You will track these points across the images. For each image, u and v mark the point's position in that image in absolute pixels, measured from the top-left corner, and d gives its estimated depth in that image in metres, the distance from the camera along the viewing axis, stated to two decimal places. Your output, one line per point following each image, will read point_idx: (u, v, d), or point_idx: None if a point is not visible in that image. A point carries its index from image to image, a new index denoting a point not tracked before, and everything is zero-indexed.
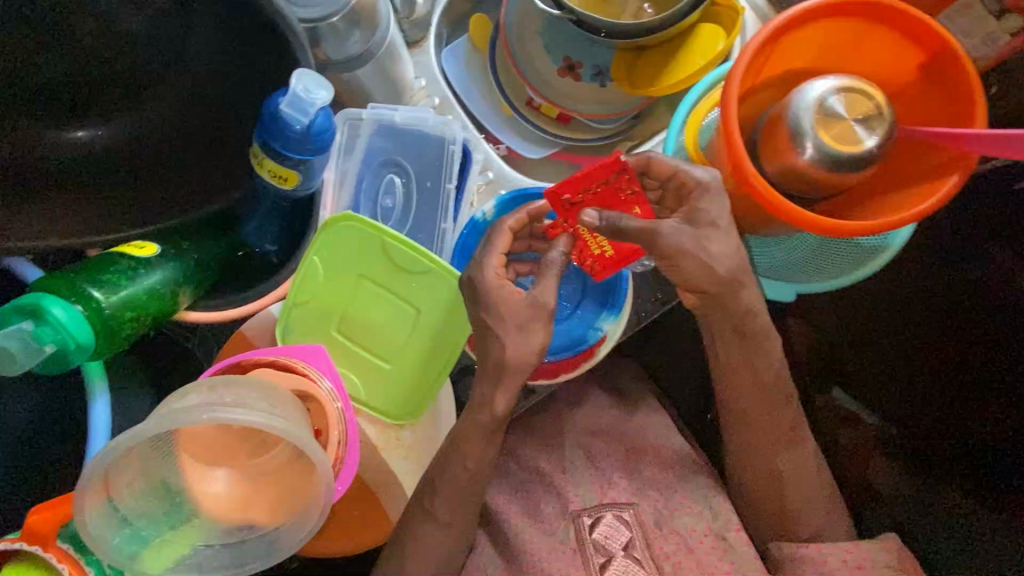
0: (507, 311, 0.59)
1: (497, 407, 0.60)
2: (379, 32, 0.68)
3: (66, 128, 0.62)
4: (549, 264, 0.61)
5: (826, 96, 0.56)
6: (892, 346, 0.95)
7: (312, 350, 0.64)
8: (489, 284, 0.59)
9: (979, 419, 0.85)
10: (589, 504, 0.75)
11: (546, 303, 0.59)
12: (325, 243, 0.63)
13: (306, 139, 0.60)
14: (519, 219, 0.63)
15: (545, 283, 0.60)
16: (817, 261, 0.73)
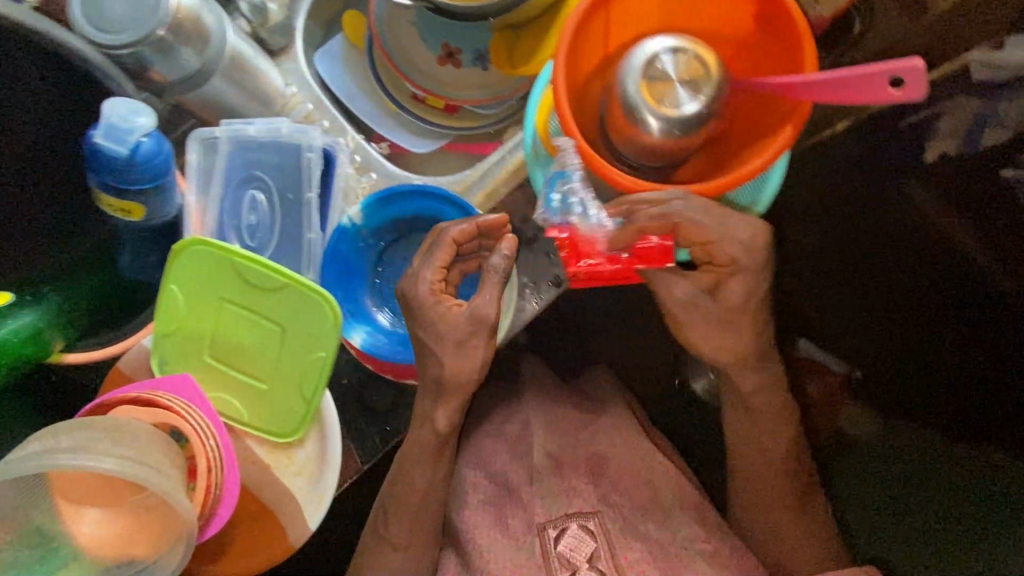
0: (442, 326, 0.65)
1: (440, 420, 0.70)
2: (212, 46, 0.65)
3: None
4: (490, 272, 0.64)
5: (651, 59, 0.54)
6: (852, 293, 0.96)
7: (181, 380, 0.63)
8: (423, 298, 0.65)
9: (934, 366, 0.89)
10: (554, 514, 0.77)
11: (483, 317, 0.64)
12: (180, 271, 0.62)
13: (132, 167, 0.58)
14: (461, 230, 0.65)
15: (485, 296, 0.64)
16: None
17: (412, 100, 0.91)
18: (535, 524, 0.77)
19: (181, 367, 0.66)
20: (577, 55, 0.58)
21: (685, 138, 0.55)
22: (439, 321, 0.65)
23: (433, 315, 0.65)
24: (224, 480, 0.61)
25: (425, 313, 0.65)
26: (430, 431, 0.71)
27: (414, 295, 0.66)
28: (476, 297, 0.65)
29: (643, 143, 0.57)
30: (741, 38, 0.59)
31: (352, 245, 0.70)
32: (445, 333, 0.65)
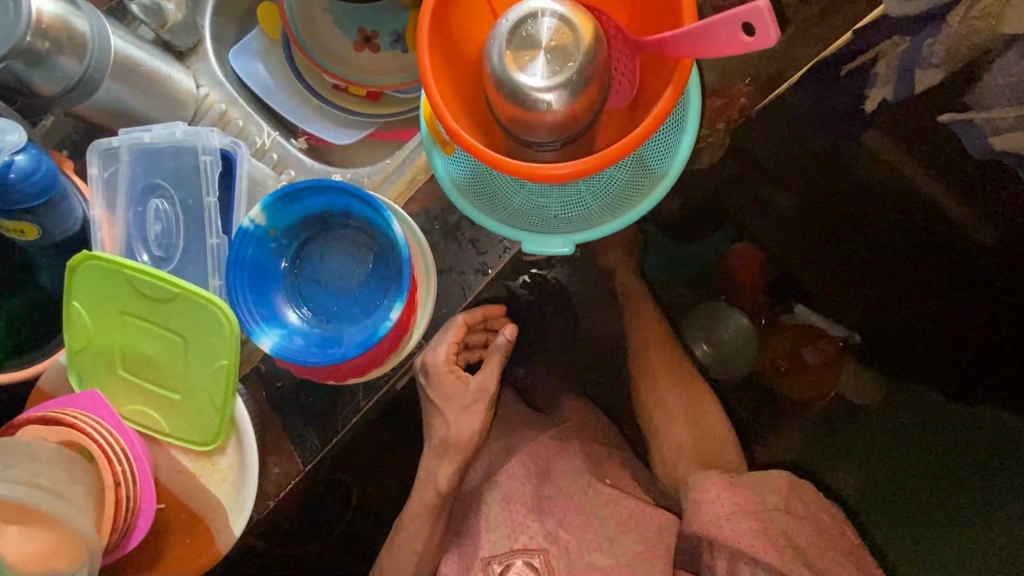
0: (450, 391, 0.81)
1: (440, 481, 0.81)
2: (90, 49, 0.64)
3: None
4: (496, 351, 0.82)
5: (517, 27, 0.50)
6: (855, 259, 0.99)
7: (89, 397, 0.62)
8: (437, 366, 0.80)
9: (952, 316, 0.94)
10: (499, 550, 0.77)
11: (486, 389, 0.82)
12: (77, 287, 0.62)
13: (11, 185, 0.57)
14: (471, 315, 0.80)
15: (488, 370, 0.83)
16: (608, 198, 0.66)
17: (335, 91, 0.88)
18: (482, 560, 0.77)
19: (94, 382, 0.66)
20: (448, 32, 0.55)
21: (564, 109, 0.51)
22: (448, 388, 0.81)
23: (444, 382, 0.80)
24: (138, 490, 0.62)
25: (439, 379, 0.80)
26: (434, 493, 0.81)
27: (430, 362, 0.81)
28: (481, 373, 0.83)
29: (522, 119, 0.53)
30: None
31: (258, 245, 0.68)
32: (454, 398, 0.81)
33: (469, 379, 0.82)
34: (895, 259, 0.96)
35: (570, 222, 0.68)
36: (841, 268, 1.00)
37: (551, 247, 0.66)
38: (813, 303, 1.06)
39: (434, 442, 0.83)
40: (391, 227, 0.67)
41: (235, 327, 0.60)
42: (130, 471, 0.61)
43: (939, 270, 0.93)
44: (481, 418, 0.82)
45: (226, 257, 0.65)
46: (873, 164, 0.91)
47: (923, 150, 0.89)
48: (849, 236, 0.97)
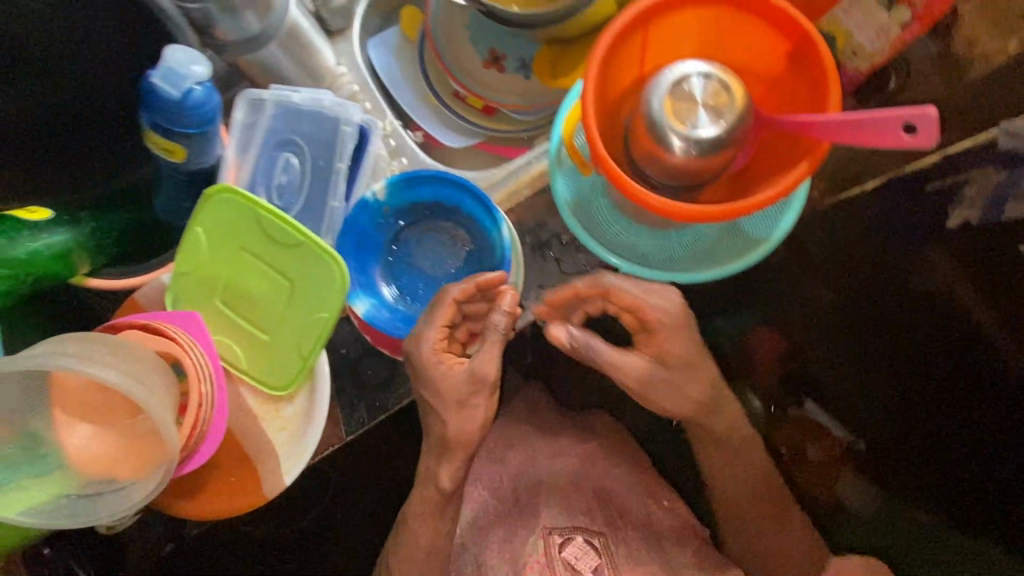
0: (446, 382, 0.70)
1: (441, 478, 0.76)
2: (275, 12, 0.70)
3: None
4: (493, 330, 0.69)
5: (677, 83, 0.56)
6: (886, 367, 0.97)
7: (188, 317, 0.66)
8: (431, 360, 0.69)
9: (979, 460, 0.90)
10: (561, 524, 0.84)
11: (482, 377, 0.69)
12: (207, 213, 0.65)
13: (183, 112, 0.61)
14: (463, 290, 0.70)
15: (486, 357, 0.69)
16: (701, 248, 0.72)
17: (454, 98, 0.95)
18: (543, 528, 0.83)
19: (191, 304, 0.69)
20: (610, 71, 0.61)
21: (702, 160, 0.57)
22: (444, 380, 0.70)
23: (438, 373, 0.70)
24: (212, 417, 0.63)
25: (426, 370, 0.70)
26: (435, 488, 0.77)
27: (419, 354, 0.70)
28: (476, 357, 0.69)
29: (661, 159, 0.58)
30: (771, 76, 0.62)
31: (372, 217, 0.73)
32: (450, 391, 0.70)
33: (463, 365, 0.71)
34: (930, 381, 0.92)
35: (658, 261, 0.73)
36: (870, 378, 0.99)
37: (647, 281, 0.73)
38: (822, 402, 1.04)
39: (433, 440, 0.76)
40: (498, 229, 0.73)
41: (346, 285, 0.64)
42: (212, 396, 0.62)
43: (976, 409, 0.89)
44: (485, 407, 0.71)
45: (346, 222, 0.71)
46: (930, 283, 0.90)
47: (1004, 272, 0.83)
48: (886, 342, 0.96)
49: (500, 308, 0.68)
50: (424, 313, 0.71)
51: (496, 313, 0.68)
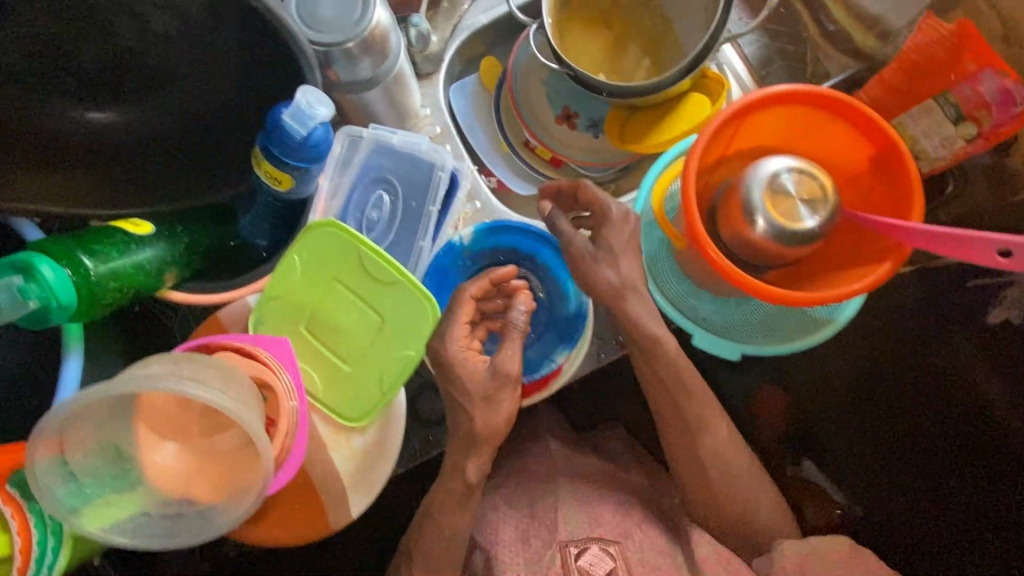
0: (471, 381, 0.64)
1: (467, 473, 0.67)
2: (389, 61, 0.72)
3: (87, 111, 0.67)
4: (511, 327, 0.65)
5: (776, 175, 0.60)
6: (884, 433, 1.03)
7: (278, 342, 0.67)
8: (454, 358, 0.65)
9: (955, 523, 1.00)
10: (577, 535, 0.77)
11: (506, 371, 0.64)
12: (307, 243, 0.68)
13: (303, 148, 0.64)
14: (480, 287, 0.68)
15: (508, 351, 0.65)
16: (768, 322, 0.76)
17: (525, 147, 0.99)
18: (558, 541, 0.76)
19: (277, 329, 0.70)
20: (706, 153, 0.65)
21: (793, 248, 0.61)
22: (468, 378, 0.64)
23: (463, 371, 0.65)
24: (293, 445, 0.64)
25: (450, 366, 0.65)
26: (461, 484, 0.69)
27: (444, 353, 0.66)
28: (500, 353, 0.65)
29: (753, 243, 0.63)
30: (853, 175, 0.67)
31: (453, 260, 0.77)
32: (473, 389, 0.64)
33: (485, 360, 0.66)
34: (925, 450, 1.01)
35: (723, 328, 0.77)
36: (870, 443, 1.04)
37: (715, 348, 0.77)
38: (821, 464, 1.06)
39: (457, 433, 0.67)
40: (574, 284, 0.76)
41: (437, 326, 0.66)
42: (298, 425, 0.64)
43: (958, 476, 1.00)
44: (511, 404, 0.65)
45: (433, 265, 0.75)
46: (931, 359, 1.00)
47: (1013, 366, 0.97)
48: (886, 410, 1.03)
49: (517, 305, 0.66)
50: (444, 315, 0.68)
51: (513, 310, 0.66)
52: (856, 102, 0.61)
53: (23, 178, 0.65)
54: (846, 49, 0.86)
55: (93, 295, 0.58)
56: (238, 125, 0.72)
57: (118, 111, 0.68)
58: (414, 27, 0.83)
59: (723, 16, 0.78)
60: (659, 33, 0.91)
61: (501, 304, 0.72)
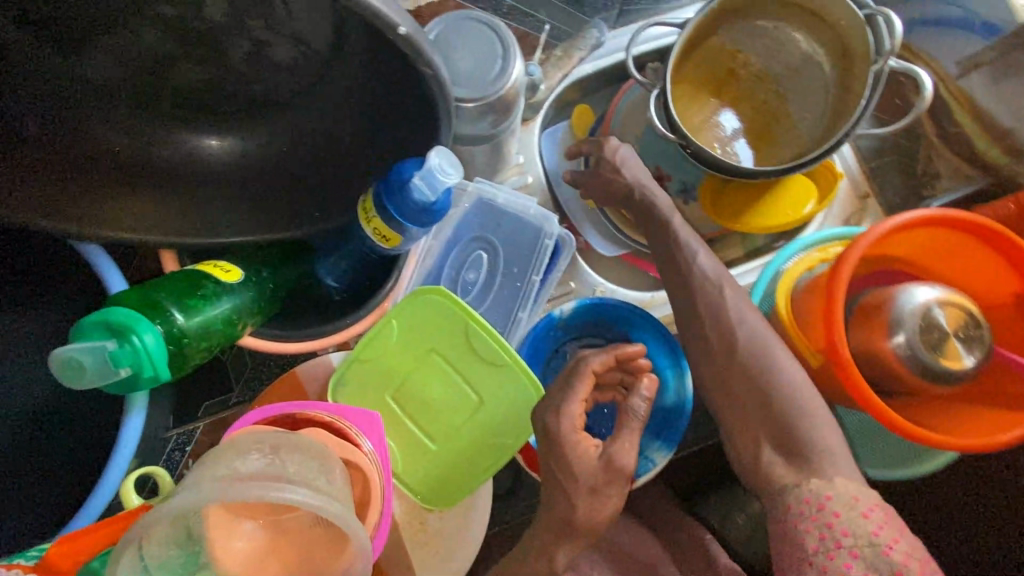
0: (580, 466, 0.58)
1: (557, 561, 0.59)
2: (508, 119, 0.66)
3: (202, 136, 0.63)
4: (630, 416, 0.61)
5: (931, 305, 0.57)
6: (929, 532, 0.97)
7: (366, 415, 0.61)
8: (567, 440, 0.58)
9: None
10: None
11: (622, 465, 0.58)
12: (411, 310, 0.62)
13: (425, 212, 0.59)
14: (605, 362, 0.62)
15: (625, 442, 0.59)
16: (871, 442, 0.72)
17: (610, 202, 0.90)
18: None
19: (362, 396, 0.64)
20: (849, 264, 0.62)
21: (937, 383, 0.57)
22: (578, 463, 0.58)
23: (572, 454, 0.58)
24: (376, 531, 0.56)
25: (564, 448, 0.58)
26: (546, 568, 0.60)
27: (556, 432, 0.58)
28: (615, 444, 0.59)
29: (894, 373, 0.59)
30: (990, 304, 0.64)
31: (547, 332, 0.72)
32: (580, 478, 0.58)
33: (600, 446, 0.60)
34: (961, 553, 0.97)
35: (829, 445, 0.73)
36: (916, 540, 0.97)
37: None
38: None
39: (549, 517, 0.60)
40: (677, 377, 0.72)
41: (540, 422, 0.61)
42: (384, 514, 0.56)
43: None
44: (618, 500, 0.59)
45: (531, 337, 0.70)
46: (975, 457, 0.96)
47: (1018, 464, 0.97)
48: (931, 506, 0.97)
49: (638, 390, 0.61)
50: (561, 386, 0.61)
51: (634, 397, 0.61)
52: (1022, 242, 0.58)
53: (118, 206, 0.60)
54: (964, 154, 0.82)
55: (185, 353, 0.52)
56: (334, 163, 0.65)
57: (230, 140, 0.64)
58: (528, 76, 0.76)
59: (860, 114, 0.72)
60: (772, 108, 0.86)
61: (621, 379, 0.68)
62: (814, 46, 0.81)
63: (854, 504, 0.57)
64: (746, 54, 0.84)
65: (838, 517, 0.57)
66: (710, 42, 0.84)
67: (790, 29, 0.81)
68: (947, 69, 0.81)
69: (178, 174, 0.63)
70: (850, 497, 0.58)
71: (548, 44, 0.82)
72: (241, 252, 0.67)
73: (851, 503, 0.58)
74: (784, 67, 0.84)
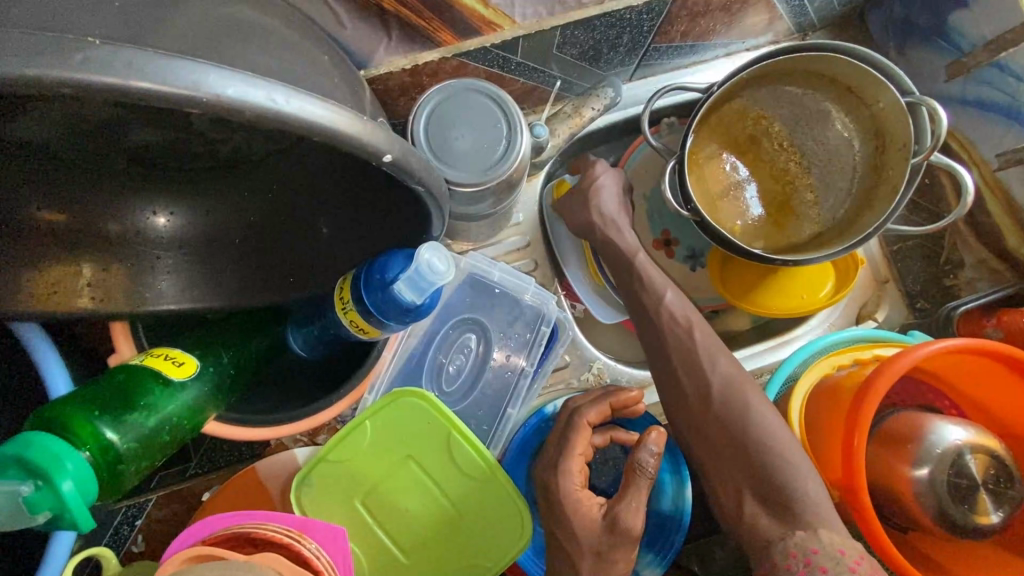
0: (583, 530, 0.55)
1: None
2: (512, 195, 0.59)
3: (147, 209, 0.54)
4: (638, 473, 0.55)
5: (961, 449, 0.52)
6: None
7: (329, 530, 0.54)
8: (567, 495, 0.56)
9: None
10: None
11: (630, 530, 0.53)
12: (386, 412, 0.57)
13: (412, 314, 0.52)
14: (599, 410, 0.62)
15: (631, 503, 0.54)
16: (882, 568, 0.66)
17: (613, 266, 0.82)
18: None
19: (327, 502, 0.58)
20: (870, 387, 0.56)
21: (961, 534, 0.52)
22: (580, 532, 0.55)
23: (575, 517, 0.55)
24: None
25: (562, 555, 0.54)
26: None
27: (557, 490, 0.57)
28: (622, 504, 0.55)
29: (914, 516, 0.54)
30: (1018, 436, 0.58)
31: (537, 426, 0.67)
32: (582, 539, 0.54)
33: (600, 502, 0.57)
34: None
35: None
36: None
37: None
38: None
39: None
40: (677, 485, 0.67)
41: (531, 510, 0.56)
42: None
43: None
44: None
45: (519, 437, 0.64)
46: None
47: None
48: None
49: (646, 444, 0.55)
50: (557, 444, 0.60)
51: (641, 450, 0.55)
52: None
53: (65, 277, 0.51)
54: (993, 246, 0.76)
55: (118, 479, 0.45)
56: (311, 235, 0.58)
57: (183, 215, 0.56)
58: (535, 137, 0.69)
59: (893, 211, 0.68)
60: (793, 181, 0.78)
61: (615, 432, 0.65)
62: (846, 123, 0.75)
63: (840, 557, 0.50)
64: (770, 120, 0.77)
65: (826, 573, 0.50)
66: (731, 104, 0.76)
67: (821, 99, 0.75)
68: (985, 158, 0.74)
69: (123, 241, 0.54)
70: (835, 548, 0.51)
71: (558, 97, 0.75)
72: (207, 326, 0.59)
73: (836, 555, 0.51)
74: (811, 140, 0.77)
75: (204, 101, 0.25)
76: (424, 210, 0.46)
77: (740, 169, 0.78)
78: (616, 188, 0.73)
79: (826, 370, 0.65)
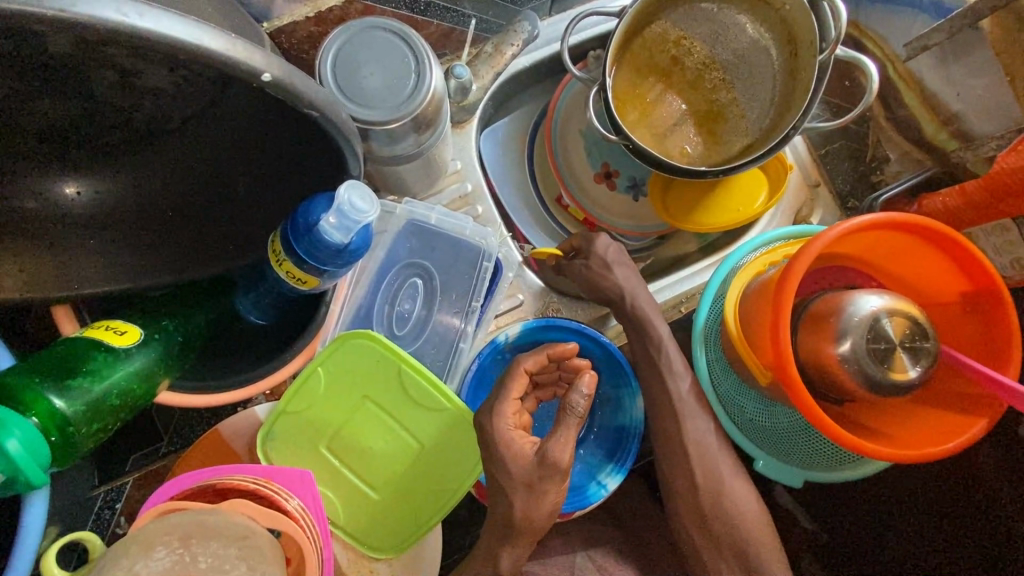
0: (515, 464, 0.56)
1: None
2: (432, 131, 0.60)
3: (57, 184, 0.52)
4: (567, 412, 0.55)
5: (879, 315, 0.55)
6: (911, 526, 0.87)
7: (299, 475, 0.55)
8: (502, 436, 0.56)
9: None
10: None
11: (556, 463, 0.55)
12: (335, 357, 0.60)
13: (341, 255, 0.52)
14: (536, 360, 0.62)
15: (559, 438, 0.55)
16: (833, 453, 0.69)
17: (556, 204, 0.88)
18: None
19: (293, 451, 0.60)
20: None
21: (888, 393, 0.56)
22: (512, 462, 0.56)
23: (508, 454, 0.56)
24: None
25: (510, 469, 0.56)
26: None
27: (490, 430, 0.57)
28: (551, 439, 0.55)
29: (844, 386, 0.57)
30: (938, 302, 0.62)
31: (495, 355, 0.70)
32: (518, 464, 0.56)
33: (534, 444, 0.57)
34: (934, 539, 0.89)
35: (790, 454, 0.71)
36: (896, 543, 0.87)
37: (779, 473, 0.71)
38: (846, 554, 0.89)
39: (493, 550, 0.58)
40: (629, 400, 0.73)
41: (479, 429, 0.59)
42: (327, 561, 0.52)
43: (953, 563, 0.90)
44: (556, 494, 0.56)
45: (474, 372, 0.67)
46: None
47: None
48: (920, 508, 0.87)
49: (577, 386, 0.55)
50: (494, 391, 0.61)
51: (573, 393, 0.55)
52: (965, 242, 0.55)
53: None
54: (913, 138, 0.79)
55: (68, 442, 0.46)
56: (236, 198, 0.57)
57: (98, 188, 0.54)
58: (455, 78, 0.68)
59: (807, 108, 0.71)
60: (719, 95, 0.78)
61: (558, 380, 0.67)
62: (760, 31, 0.76)
63: None
64: (690, 40, 0.77)
65: None
66: (652, 28, 0.77)
67: (735, 12, 0.76)
68: (896, 51, 0.78)
69: (42, 225, 0.53)
70: None
71: (477, 39, 0.73)
72: (144, 298, 0.59)
73: None
74: (730, 52, 0.77)
75: (47, 13, 0.28)
76: (336, 148, 0.46)
77: (667, 90, 0.79)
78: (626, 264, 0.70)
79: (759, 268, 0.68)
